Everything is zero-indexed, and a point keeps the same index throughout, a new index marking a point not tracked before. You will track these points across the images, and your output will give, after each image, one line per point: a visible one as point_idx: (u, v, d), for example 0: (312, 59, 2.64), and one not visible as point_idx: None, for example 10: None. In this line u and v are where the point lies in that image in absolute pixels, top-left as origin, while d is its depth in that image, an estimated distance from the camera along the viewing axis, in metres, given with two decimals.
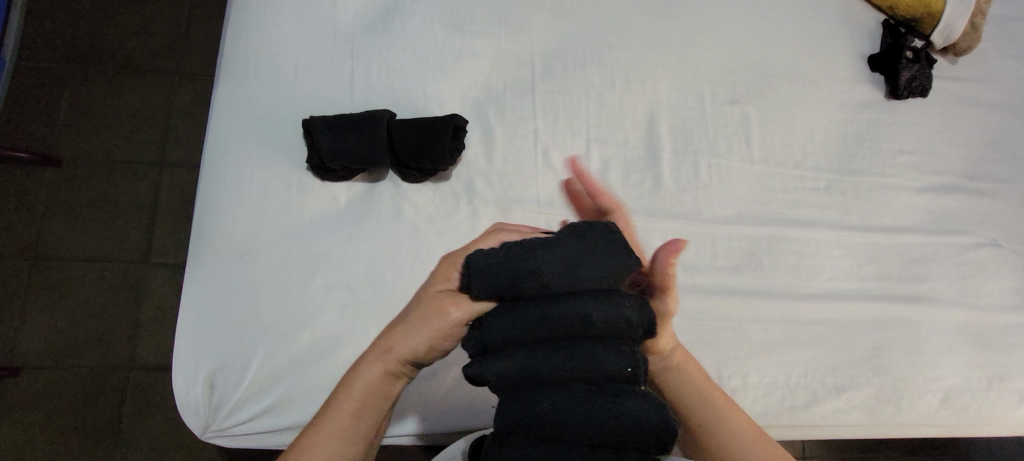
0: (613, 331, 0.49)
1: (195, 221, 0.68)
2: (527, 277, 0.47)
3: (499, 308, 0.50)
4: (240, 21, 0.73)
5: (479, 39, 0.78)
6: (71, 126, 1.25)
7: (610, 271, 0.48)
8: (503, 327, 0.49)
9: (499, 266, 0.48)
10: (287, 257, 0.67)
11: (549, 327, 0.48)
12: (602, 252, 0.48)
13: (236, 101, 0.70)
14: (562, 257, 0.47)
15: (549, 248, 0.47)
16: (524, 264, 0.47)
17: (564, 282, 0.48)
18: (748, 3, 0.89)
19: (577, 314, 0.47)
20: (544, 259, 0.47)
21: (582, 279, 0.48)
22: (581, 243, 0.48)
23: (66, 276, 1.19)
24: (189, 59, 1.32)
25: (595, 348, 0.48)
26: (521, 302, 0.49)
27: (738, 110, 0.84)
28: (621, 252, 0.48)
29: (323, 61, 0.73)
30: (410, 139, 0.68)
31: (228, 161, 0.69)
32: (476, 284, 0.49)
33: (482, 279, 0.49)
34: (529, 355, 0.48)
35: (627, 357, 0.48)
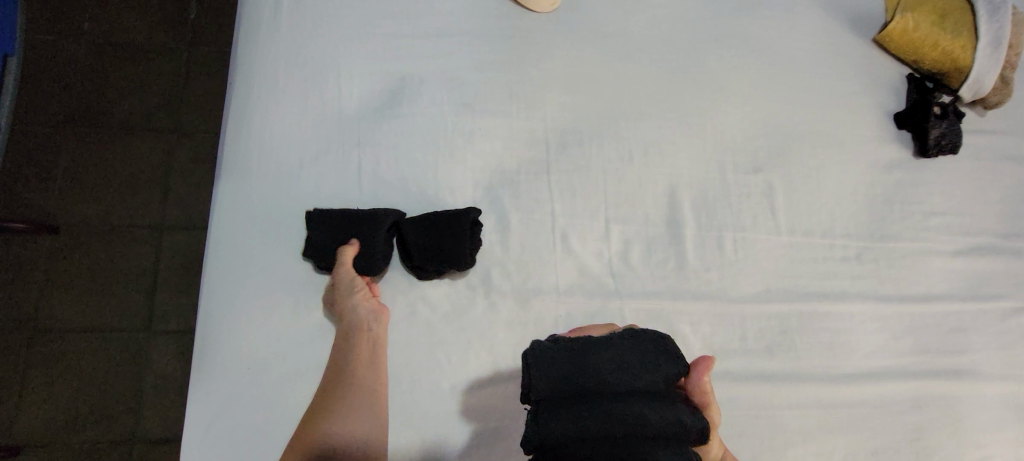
0: (669, 431, 0.52)
1: (198, 331, 0.64)
2: (586, 371, 0.55)
3: (558, 405, 0.54)
4: (242, 111, 0.70)
5: (491, 119, 0.75)
6: (69, 191, 1.22)
7: (662, 374, 0.56)
8: (562, 423, 0.52)
9: (558, 361, 0.56)
10: (297, 366, 0.64)
11: (608, 425, 0.51)
12: (652, 353, 0.56)
13: (239, 199, 0.67)
14: (616, 356, 0.55)
15: (604, 346, 0.56)
16: (585, 360, 0.55)
17: (620, 384, 0.54)
18: (766, 63, 0.85)
19: (634, 413, 0.52)
20: (599, 355, 0.55)
21: (636, 378, 0.55)
22: (631, 343, 0.57)
23: (66, 348, 1.15)
24: (187, 116, 1.29)
25: (655, 446, 0.51)
26: (578, 399, 0.54)
27: (762, 179, 0.80)
28: (668, 354, 0.57)
29: (328, 151, 0.70)
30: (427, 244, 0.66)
31: (232, 265, 0.65)
32: (538, 375, 0.55)
33: (542, 372, 0.55)
34: (587, 452, 0.50)
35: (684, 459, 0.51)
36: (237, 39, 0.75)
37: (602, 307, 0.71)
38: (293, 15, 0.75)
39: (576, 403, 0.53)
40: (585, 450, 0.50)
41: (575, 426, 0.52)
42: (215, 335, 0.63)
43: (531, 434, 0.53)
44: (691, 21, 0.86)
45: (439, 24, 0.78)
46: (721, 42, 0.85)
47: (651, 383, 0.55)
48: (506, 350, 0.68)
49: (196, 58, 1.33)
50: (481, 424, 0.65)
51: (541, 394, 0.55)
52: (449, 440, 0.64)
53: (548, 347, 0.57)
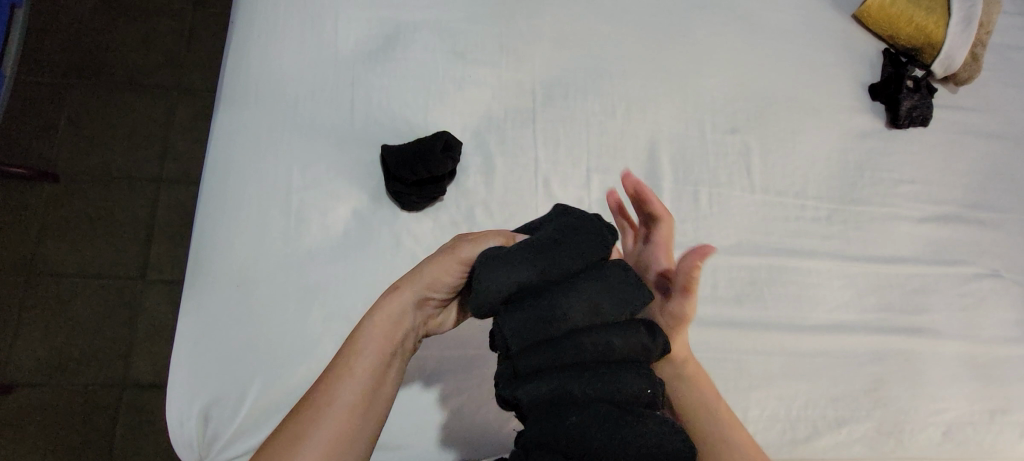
0: (634, 356, 0.52)
1: (193, 252, 0.67)
2: (555, 316, 0.51)
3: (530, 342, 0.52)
4: (242, 48, 0.73)
5: (481, 68, 0.78)
6: (70, 141, 1.25)
7: (632, 305, 0.52)
8: (532, 360, 0.52)
9: (525, 314, 0.52)
10: (284, 287, 0.67)
11: (577, 354, 0.51)
12: (619, 288, 0.52)
13: (236, 129, 0.70)
14: (586, 292, 0.52)
15: (570, 292, 0.52)
16: (554, 302, 0.51)
17: (590, 317, 0.52)
18: (748, 31, 0.89)
19: (602, 343, 0.51)
20: (568, 300, 0.51)
21: (606, 313, 0.52)
22: (599, 281, 0.52)
23: (61, 293, 1.18)
24: (189, 74, 1.32)
25: (620, 370, 0.51)
26: (547, 337, 0.52)
27: (739, 140, 0.84)
28: (636, 284, 0.53)
29: (323, 89, 0.73)
30: (549, 239, 0.53)
31: (227, 191, 0.68)
32: (507, 328, 0.52)
33: (512, 317, 0.52)
34: (557, 380, 0.51)
35: (648, 382, 0.52)
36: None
37: None
38: None
39: (544, 343, 0.52)
40: (555, 375, 0.51)
41: (546, 357, 0.52)
42: (209, 256, 0.66)
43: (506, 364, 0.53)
44: None
45: None
46: (705, 9, 0.89)
47: (620, 314, 0.52)
48: None
49: (199, 18, 1.36)
50: (459, 351, 0.69)
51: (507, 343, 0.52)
52: (428, 366, 0.68)
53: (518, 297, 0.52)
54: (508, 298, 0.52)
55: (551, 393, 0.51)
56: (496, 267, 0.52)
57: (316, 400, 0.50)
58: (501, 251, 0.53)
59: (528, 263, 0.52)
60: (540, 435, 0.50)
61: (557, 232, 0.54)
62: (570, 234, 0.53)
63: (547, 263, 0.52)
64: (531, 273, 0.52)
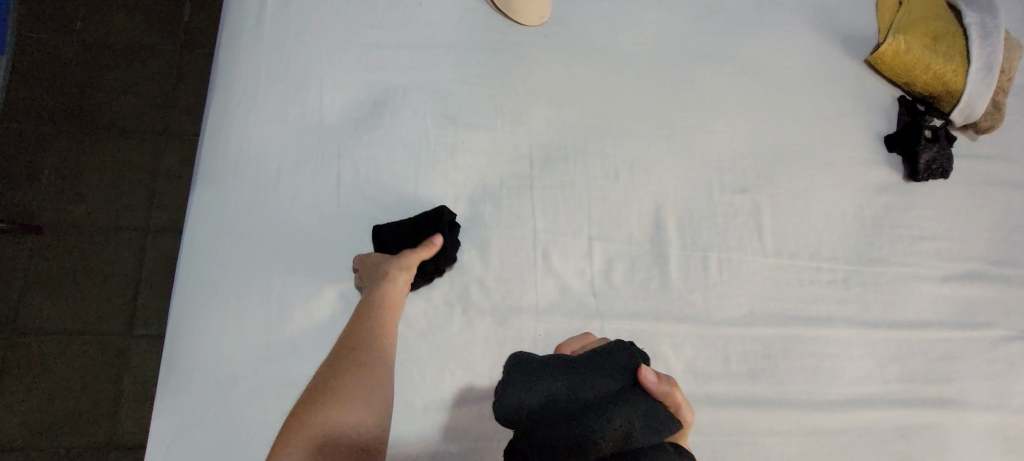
0: None
1: (167, 343, 0.63)
2: (584, 442, 0.50)
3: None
4: (220, 119, 0.69)
5: (475, 132, 0.74)
6: (54, 191, 1.21)
7: (658, 427, 0.53)
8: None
9: (553, 437, 0.52)
10: (265, 382, 0.62)
11: None
12: (645, 411, 0.53)
13: (213, 208, 0.66)
14: (617, 416, 0.52)
15: (598, 416, 0.52)
16: (585, 423, 0.51)
17: (620, 442, 0.51)
18: (755, 81, 0.85)
19: None
20: (596, 422, 0.51)
21: (635, 437, 0.52)
22: (628, 406, 0.53)
23: (45, 351, 1.14)
24: (177, 118, 1.29)
25: None
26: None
27: (749, 199, 0.79)
28: (660, 411, 0.54)
29: (308, 162, 0.69)
30: (569, 365, 0.57)
31: (204, 274, 0.64)
32: (537, 451, 0.52)
33: (541, 442, 0.52)
34: None
35: None
36: (219, 44, 0.74)
37: (582, 327, 0.70)
38: (278, 25, 0.74)
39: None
40: None
41: None
42: (184, 348, 0.62)
43: None
44: (680, 38, 0.85)
45: (425, 36, 0.77)
46: (710, 59, 0.85)
47: (647, 438, 0.52)
48: (482, 369, 0.66)
49: (188, 60, 1.33)
50: (455, 446, 0.64)
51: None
52: None
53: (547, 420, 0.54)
54: (535, 418, 0.54)
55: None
56: (522, 386, 0.55)
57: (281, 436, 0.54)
58: (530, 364, 0.57)
59: (554, 384, 0.55)
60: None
61: (579, 360, 0.58)
62: (590, 358, 0.58)
63: (569, 385, 0.55)
64: (556, 393, 0.55)
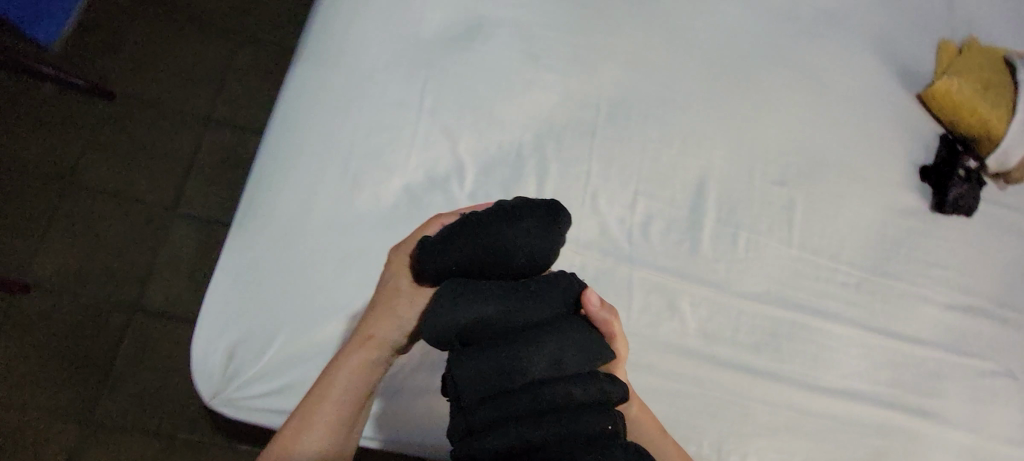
0: (594, 398, 0.52)
1: (248, 196, 0.70)
2: (515, 365, 0.51)
3: (491, 397, 0.52)
4: (331, 14, 0.76)
5: (552, 74, 0.80)
6: (131, 65, 1.28)
7: (588, 355, 0.54)
8: (485, 412, 0.51)
9: (485, 362, 0.52)
10: (326, 248, 0.68)
11: (536, 404, 0.51)
12: (577, 337, 0.54)
13: (310, 88, 0.73)
14: (549, 345, 0.53)
15: (530, 342, 0.53)
16: (516, 354, 0.52)
17: (549, 368, 0.52)
18: (813, 90, 0.90)
19: (563, 391, 0.51)
20: (526, 349, 0.52)
21: (566, 364, 0.53)
22: (559, 334, 0.54)
23: (94, 208, 1.20)
24: (256, 23, 1.36)
25: (584, 411, 0.51)
26: (505, 390, 0.52)
27: (786, 193, 0.85)
28: (593, 340, 0.55)
29: (400, 64, 0.75)
30: (508, 289, 0.56)
31: (294, 139, 0.71)
32: (463, 379, 0.52)
33: (469, 373, 0.52)
34: (518, 431, 0.49)
35: (612, 418, 0.51)
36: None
37: (612, 267, 0.76)
38: None
39: (503, 394, 0.51)
40: (515, 427, 0.50)
41: (505, 410, 0.51)
42: (267, 196, 0.69)
43: (460, 421, 0.52)
44: (751, 35, 0.91)
45: None
46: (776, 60, 0.90)
47: (578, 365, 0.53)
48: None
49: None
50: None
51: (463, 393, 0.52)
52: None
53: (478, 354, 0.53)
54: (466, 340, 0.54)
55: (511, 441, 0.49)
56: (455, 311, 0.53)
57: None
58: (470, 287, 0.55)
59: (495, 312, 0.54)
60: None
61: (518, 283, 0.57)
62: (532, 282, 0.57)
63: (508, 309, 0.54)
64: (489, 317, 0.53)
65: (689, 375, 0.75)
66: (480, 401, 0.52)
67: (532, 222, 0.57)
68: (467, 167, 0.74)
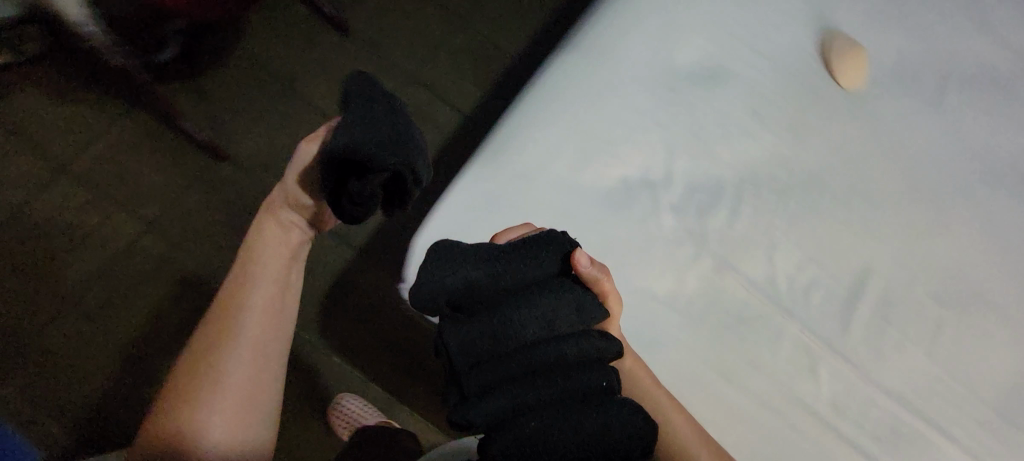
0: (585, 357, 0.61)
1: (498, 138, 0.81)
2: (504, 330, 0.60)
3: (485, 364, 0.60)
4: (606, 21, 0.88)
5: (766, 133, 0.89)
6: (370, 14, 1.49)
7: (577, 314, 0.63)
8: (479, 376, 0.59)
9: (476, 330, 0.60)
10: (549, 202, 0.79)
11: (528, 365, 0.59)
12: (566, 300, 0.63)
13: (574, 74, 0.85)
14: (540, 311, 0.61)
15: (518, 305, 0.61)
16: (506, 319, 0.61)
17: (539, 331, 0.61)
18: (995, 231, 0.93)
19: (556, 353, 0.60)
20: (516, 312, 0.61)
21: (556, 326, 0.61)
22: (552, 298, 0.62)
23: (297, 113, 1.37)
24: (477, 17, 1.56)
25: (579, 370, 0.59)
26: (498, 354, 0.60)
27: (941, 313, 0.89)
28: (588, 300, 0.64)
29: (649, 81, 0.87)
30: (489, 258, 0.65)
31: (551, 99, 0.83)
32: (458, 345, 0.60)
33: (465, 340, 0.60)
34: (516, 393, 0.57)
35: (603, 374, 0.60)
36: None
37: (770, 313, 0.83)
38: None
39: (496, 358, 0.60)
40: (511, 386, 0.58)
41: (499, 373, 0.59)
42: (518, 135, 0.81)
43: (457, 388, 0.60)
44: (952, 161, 0.95)
45: (766, 44, 0.93)
46: (966, 192, 0.94)
47: (568, 323, 0.62)
48: (688, 292, 0.81)
49: None
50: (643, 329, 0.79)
51: (456, 358, 0.60)
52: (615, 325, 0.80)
53: (471, 325, 0.61)
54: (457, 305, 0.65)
55: (507, 401, 0.57)
56: (439, 278, 0.64)
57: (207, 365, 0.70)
58: (443, 256, 0.65)
59: (461, 263, 0.64)
60: (503, 448, 0.54)
61: (506, 248, 0.66)
62: (516, 248, 0.66)
63: (494, 274, 0.64)
64: (479, 280, 0.64)
65: (806, 437, 0.80)
66: (473, 366, 0.60)
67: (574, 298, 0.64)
68: (676, 180, 0.84)
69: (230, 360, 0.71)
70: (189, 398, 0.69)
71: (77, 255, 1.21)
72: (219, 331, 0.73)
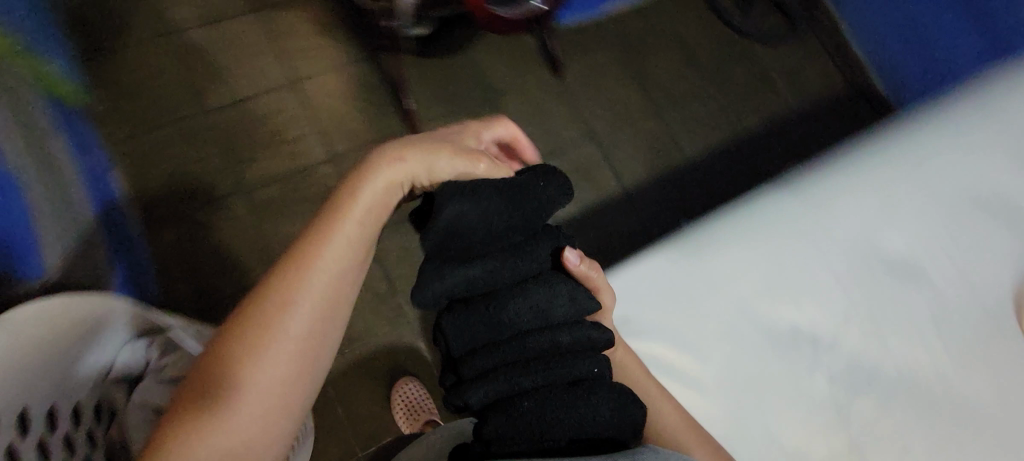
0: (581, 345, 0.66)
1: (704, 236, 0.87)
2: (502, 320, 0.64)
3: (478, 353, 0.64)
4: (837, 179, 0.92)
5: (939, 347, 0.89)
6: (585, 70, 1.63)
7: (567, 297, 0.66)
8: (474, 363, 0.64)
9: (473, 319, 0.64)
10: (728, 314, 0.84)
11: (521, 352, 0.64)
12: (559, 292, 0.66)
13: (791, 212, 0.90)
14: (532, 300, 0.64)
15: (517, 294, 0.64)
16: (501, 313, 0.64)
17: (533, 322, 0.65)
18: None
19: (550, 341, 0.64)
20: (516, 303, 0.64)
21: (549, 317, 0.65)
22: (545, 287, 0.66)
23: (491, 126, 1.53)
24: (673, 112, 1.67)
25: (575, 361, 0.64)
26: (494, 341, 0.64)
27: None
28: (579, 290, 0.67)
29: (854, 250, 0.90)
30: (487, 242, 0.64)
31: (757, 209, 0.91)
32: (456, 334, 0.64)
33: (463, 333, 0.64)
34: (511, 378, 0.62)
35: (596, 364, 0.65)
36: (859, 134, 1.04)
37: None
38: (916, 166, 0.94)
39: (492, 345, 0.64)
40: (504, 372, 0.63)
41: (494, 360, 0.63)
42: (724, 241, 0.86)
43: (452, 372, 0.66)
44: None
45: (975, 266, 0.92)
46: None
47: (563, 313, 0.66)
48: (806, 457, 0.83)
49: (713, 95, 1.71)
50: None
51: (452, 343, 0.64)
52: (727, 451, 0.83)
53: (469, 317, 0.64)
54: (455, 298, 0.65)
55: (502, 385, 0.62)
56: (442, 264, 0.63)
57: (261, 347, 0.62)
58: (453, 217, 0.60)
59: (468, 242, 0.63)
60: (497, 427, 0.61)
61: (507, 211, 0.63)
62: (513, 224, 0.65)
63: (493, 270, 0.64)
64: (481, 276, 0.63)
65: None
66: (469, 350, 0.65)
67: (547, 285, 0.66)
68: (842, 350, 0.86)
69: (278, 359, 0.62)
70: (224, 385, 0.61)
71: (274, 155, 1.36)
72: (250, 325, 0.62)
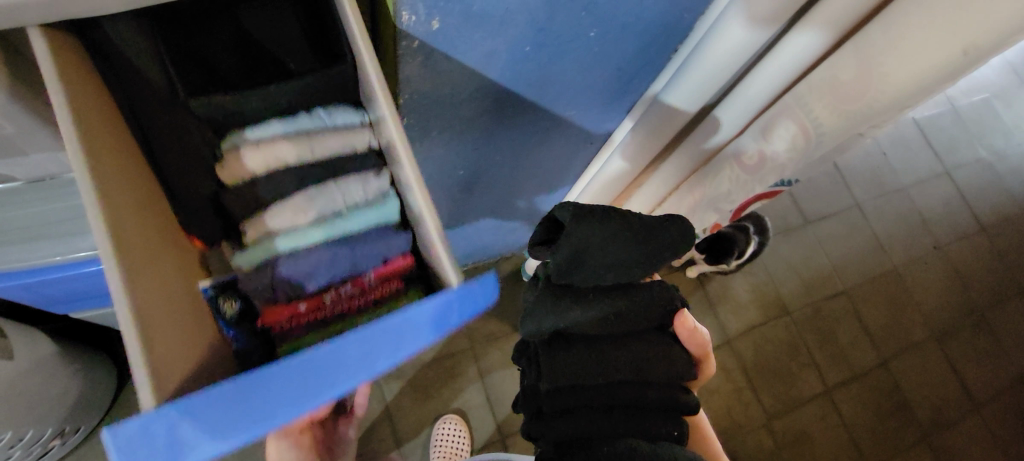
0: (668, 407, 0.66)
1: None
2: (600, 367, 0.61)
3: (557, 385, 0.62)
4: None
5: None
6: None
7: (669, 358, 0.65)
8: (553, 402, 0.62)
9: (570, 362, 0.61)
10: None
11: (608, 400, 0.63)
12: (667, 360, 0.65)
13: None
14: (636, 355, 0.63)
15: (615, 342, 0.63)
16: (599, 359, 0.62)
17: (632, 374, 0.63)
18: None
19: (638, 394, 0.64)
20: (622, 356, 0.62)
21: (649, 372, 0.64)
22: (650, 345, 0.64)
23: None
24: None
25: (656, 420, 0.64)
26: (579, 386, 0.62)
27: None
28: (674, 356, 0.66)
29: None
30: (606, 281, 0.61)
31: None
32: (547, 376, 0.61)
33: (553, 374, 0.61)
34: (588, 421, 0.62)
35: (673, 424, 0.65)
36: None
37: None
38: None
39: (578, 387, 0.62)
40: (584, 412, 0.63)
41: (573, 400, 0.62)
42: None
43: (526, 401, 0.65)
44: None
45: None
46: None
47: (667, 369, 0.65)
48: None
49: None
50: None
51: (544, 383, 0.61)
52: None
53: (556, 357, 0.61)
54: (559, 339, 0.63)
55: (583, 425, 0.62)
56: (551, 303, 0.61)
57: None
58: (579, 238, 0.57)
59: (586, 269, 0.59)
60: None
61: (639, 256, 0.59)
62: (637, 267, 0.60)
63: (604, 320, 0.62)
64: (592, 318, 0.61)
65: None
66: (555, 391, 0.62)
67: (662, 343, 0.66)
68: None
69: None
70: None
71: None
72: None
